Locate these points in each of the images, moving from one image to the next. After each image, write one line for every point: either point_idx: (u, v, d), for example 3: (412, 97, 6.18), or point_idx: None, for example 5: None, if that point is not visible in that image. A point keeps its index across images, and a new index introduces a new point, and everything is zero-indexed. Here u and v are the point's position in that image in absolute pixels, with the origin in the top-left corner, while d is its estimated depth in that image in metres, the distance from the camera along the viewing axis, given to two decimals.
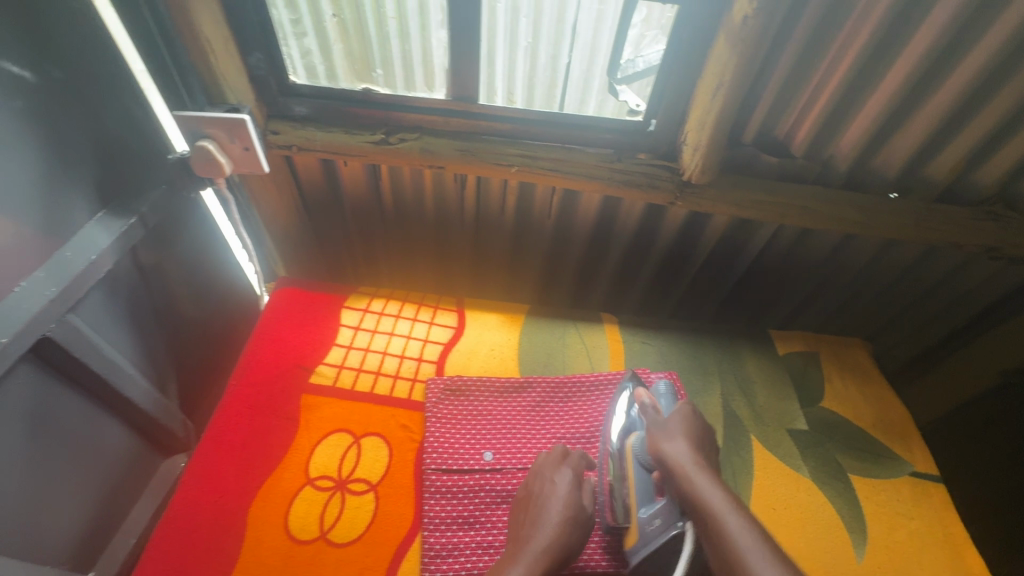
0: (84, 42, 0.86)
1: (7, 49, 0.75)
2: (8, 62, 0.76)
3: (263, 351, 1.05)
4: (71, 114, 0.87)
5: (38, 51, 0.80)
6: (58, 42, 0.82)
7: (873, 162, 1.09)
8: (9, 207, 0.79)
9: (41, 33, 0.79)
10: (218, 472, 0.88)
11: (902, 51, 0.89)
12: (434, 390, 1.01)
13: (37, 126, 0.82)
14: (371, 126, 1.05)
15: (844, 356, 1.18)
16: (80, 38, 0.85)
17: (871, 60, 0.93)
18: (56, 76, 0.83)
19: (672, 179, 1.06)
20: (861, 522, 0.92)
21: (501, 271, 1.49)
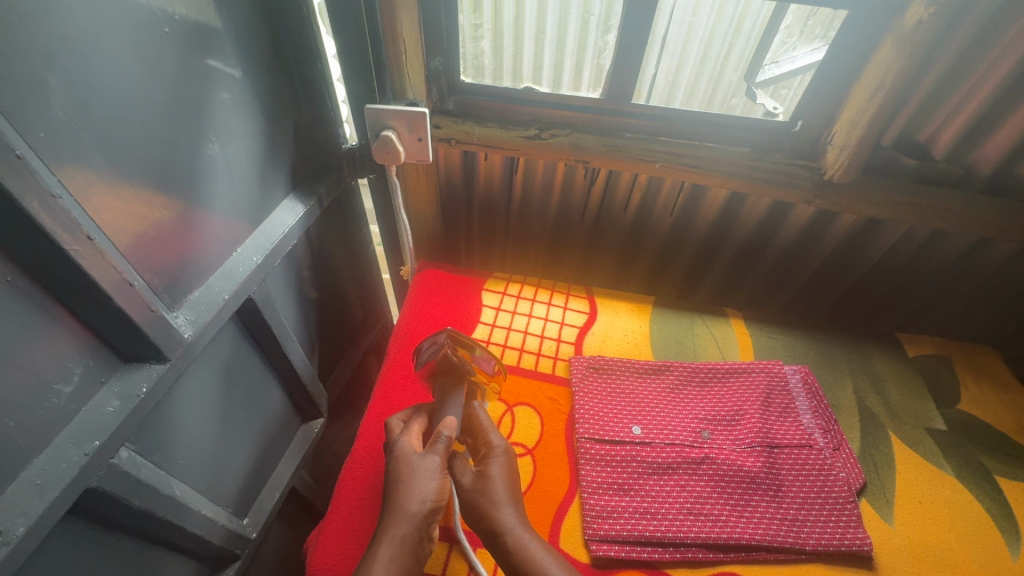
0: (296, 44, 0.99)
1: (228, 50, 0.87)
2: (224, 63, 0.87)
3: (418, 325, 1.15)
4: (274, 105, 1.00)
5: (247, 52, 0.91)
6: (277, 43, 0.97)
7: (1017, 170, 1.08)
8: (221, 185, 0.92)
9: (260, 35, 0.93)
10: None
11: None
12: (578, 368, 1.07)
13: (245, 116, 0.94)
14: (525, 123, 1.15)
15: (977, 362, 1.17)
16: (293, 41, 0.98)
17: None
18: (261, 74, 0.95)
19: (811, 178, 1.10)
20: (1012, 522, 0.91)
21: (612, 265, 1.56)
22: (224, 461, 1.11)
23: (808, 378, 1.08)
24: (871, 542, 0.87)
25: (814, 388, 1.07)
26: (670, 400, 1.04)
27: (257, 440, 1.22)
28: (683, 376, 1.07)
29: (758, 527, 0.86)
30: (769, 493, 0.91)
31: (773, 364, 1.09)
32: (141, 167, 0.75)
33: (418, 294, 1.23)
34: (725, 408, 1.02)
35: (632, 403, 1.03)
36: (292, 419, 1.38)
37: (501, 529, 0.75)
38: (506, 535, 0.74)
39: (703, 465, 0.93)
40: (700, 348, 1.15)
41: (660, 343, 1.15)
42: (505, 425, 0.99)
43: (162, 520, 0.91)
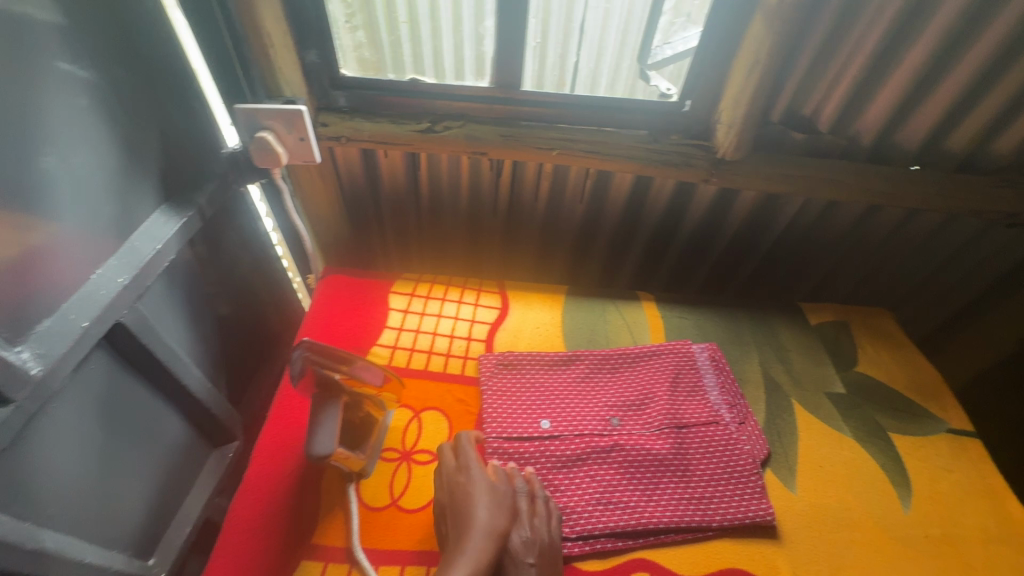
0: (155, 42, 0.91)
1: (71, 49, 0.78)
2: (69, 64, 0.78)
3: (318, 335, 1.09)
4: (139, 106, 0.91)
5: (97, 52, 0.82)
6: (134, 40, 0.88)
7: (895, 137, 1.14)
8: (77, 199, 0.83)
9: (111, 31, 0.84)
10: (289, 442, 0.93)
11: (924, 29, 0.93)
12: (487, 365, 1.05)
13: (102, 123, 0.85)
14: (416, 116, 1.11)
15: (873, 324, 1.22)
16: (149, 39, 0.90)
17: (894, 40, 0.97)
18: (120, 75, 0.87)
19: (706, 157, 1.11)
20: (904, 475, 0.95)
21: (531, 257, 1.54)
22: (113, 500, 1.00)
23: (716, 355, 1.09)
24: (773, 511, 0.89)
25: (722, 364, 1.08)
26: (582, 389, 1.03)
27: (154, 473, 1.12)
28: (594, 364, 1.07)
29: (667, 509, 0.87)
30: (678, 475, 0.91)
31: (681, 344, 1.10)
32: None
33: (320, 302, 1.16)
34: (635, 391, 1.02)
35: (542, 397, 1.01)
36: (201, 445, 1.27)
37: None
38: None
39: (614, 452, 0.93)
40: (611, 334, 1.14)
41: (572, 332, 1.14)
42: (411, 432, 0.96)
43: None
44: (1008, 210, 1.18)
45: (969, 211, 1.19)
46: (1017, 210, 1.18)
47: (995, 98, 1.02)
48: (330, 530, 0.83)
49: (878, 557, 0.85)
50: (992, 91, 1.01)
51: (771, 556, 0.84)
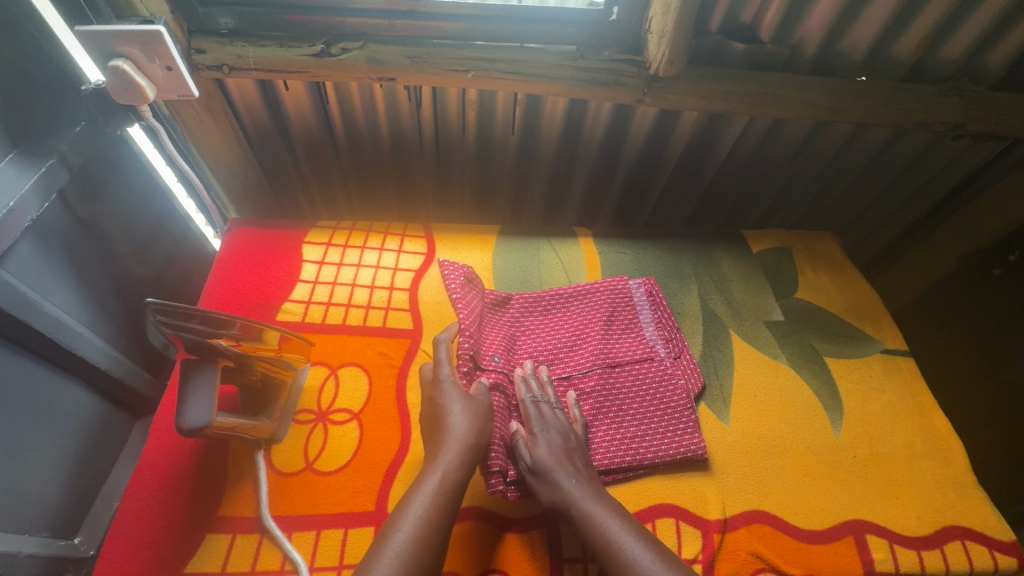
0: None
1: None
2: None
3: (222, 294, 0.99)
4: None
5: None
6: None
7: (841, 44, 1.05)
8: None
9: None
10: None
11: None
12: (453, 276, 1.03)
13: None
14: (309, 37, 0.96)
15: (815, 249, 1.18)
16: None
17: None
18: None
19: (638, 74, 1.01)
20: (836, 399, 0.95)
21: (468, 199, 1.44)
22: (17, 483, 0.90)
23: (653, 289, 1.04)
24: (705, 445, 0.87)
25: (658, 297, 1.03)
26: (527, 331, 0.97)
27: (69, 452, 1.00)
28: (543, 301, 1.01)
29: (600, 449, 0.84)
30: (613, 414, 0.88)
31: (617, 281, 1.04)
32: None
33: (228, 257, 1.05)
34: (579, 329, 0.97)
35: (495, 329, 0.96)
36: (126, 417, 1.16)
37: (568, 501, 0.73)
38: (574, 505, 0.72)
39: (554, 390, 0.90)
40: (544, 274, 1.08)
41: (503, 274, 1.07)
42: (327, 392, 0.89)
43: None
44: (956, 119, 1.12)
45: (916, 124, 1.13)
46: (964, 119, 1.12)
47: None
48: (239, 501, 0.77)
49: (806, 481, 0.85)
50: None
51: (700, 489, 0.83)
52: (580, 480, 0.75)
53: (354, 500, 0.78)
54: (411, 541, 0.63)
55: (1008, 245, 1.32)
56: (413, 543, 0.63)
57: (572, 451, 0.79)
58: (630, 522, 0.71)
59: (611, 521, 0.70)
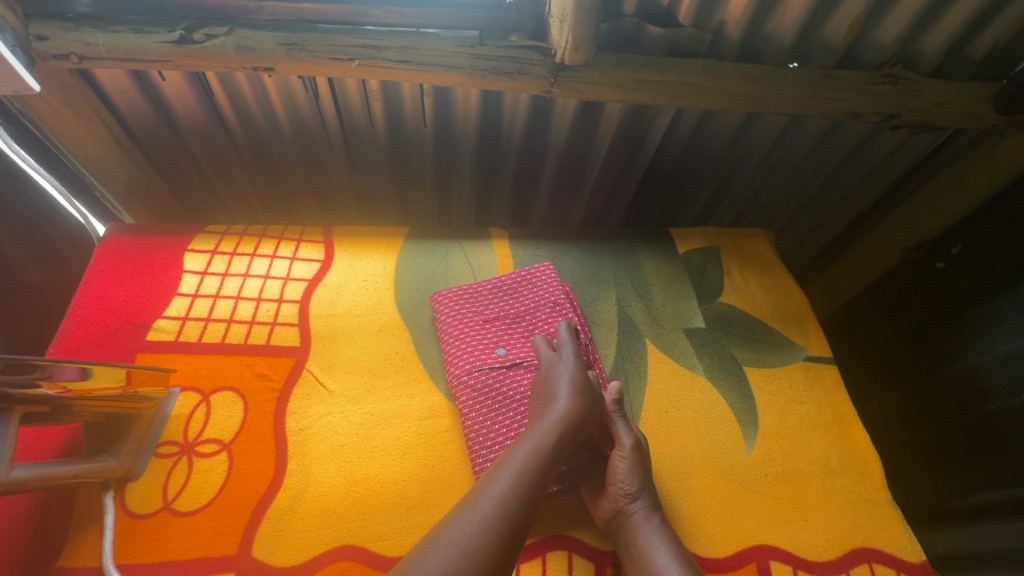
0: None
1: None
2: None
3: (87, 312, 0.89)
4: None
5: None
6: None
7: (766, 29, 0.97)
8: None
9: None
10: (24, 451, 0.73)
11: None
12: (544, 273, 0.99)
13: None
14: (167, 23, 0.85)
15: (745, 248, 1.12)
16: None
17: None
18: None
19: (543, 62, 0.92)
20: (752, 413, 0.89)
21: (390, 197, 1.34)
22: None
23: (568, 295, 0.96)
24: None
25: (574, 306, 0.96)
26: (497, 327, 0.91)
27: None
28: (529, 302, 0.95)
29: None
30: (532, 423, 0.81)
31: (531, 289, 0.96)
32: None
33: (97, 269, 0.95)
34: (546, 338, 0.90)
35: (496, 328, 0.91)
36: None
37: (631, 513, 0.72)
38: (637, 521, 0.71)
39: (484, 387, 0.83)
40: (451, 283, 1.00)
41: (406, 283, 0.99)
42: (196, 420, 0.81)
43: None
44: (891, 110, 1.05)
45: (850, 115, 1.06)
46: (899, 109, 1.05)
47: None
48: (78, 551, 0.69)
49: (712, 505, 0.80)
50: None
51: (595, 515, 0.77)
52: (647, 490, 0.74)
53: (214, 543, 0.71)
54: (500, 498, 0.61)
55: (951, 238, 1.26)
56: (502, 503, 0.61)
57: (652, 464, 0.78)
58: (680, 554, 0.68)
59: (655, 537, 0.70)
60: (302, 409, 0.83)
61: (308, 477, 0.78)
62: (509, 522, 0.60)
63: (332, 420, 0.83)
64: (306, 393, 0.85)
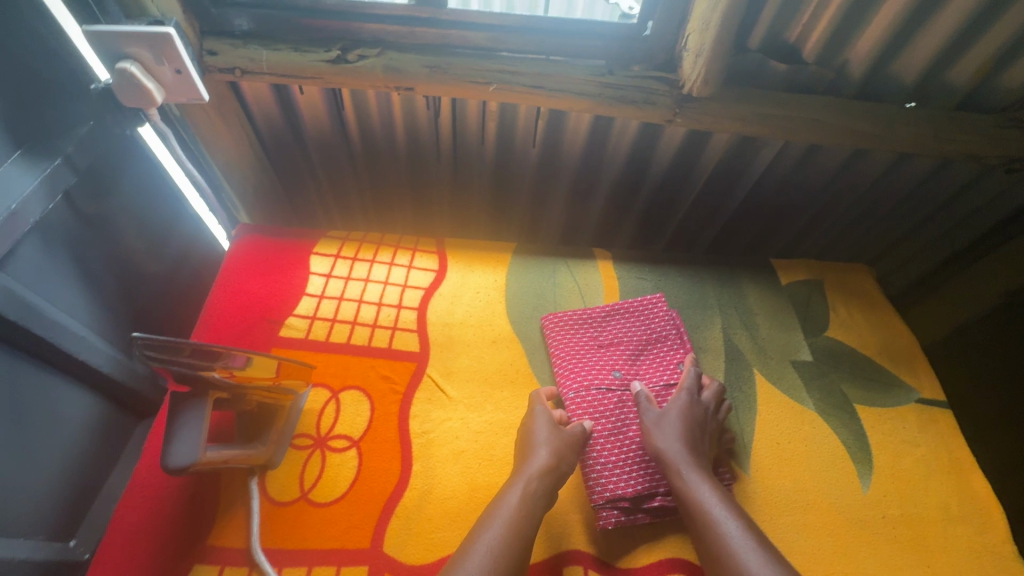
0: None
1: None
2: None
3: (225, 305, 0.96)
4: None
5: None
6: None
7: (889, 69, 0.97)
8: None
9: None
10: None
11: None
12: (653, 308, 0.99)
13: None
14: (325, 42, 0.92)
15: (849, 283, 1.11)
16: None
17: None
18: None
19: (670, 93, 0.95)
20: (865, 451, 0.88)
21: (483, 211, 1.39)
22: None
23: (676, 324, 0.97)
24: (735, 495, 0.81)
25: (683, 335, 0.96)
26: (610, 352, 0.93)
27: None
28: (649, 331, 0.96)
29: (624, 478, 0.79)
30: (624, 410, 0.86)
31: (640, 316, 0.98)
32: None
33: (231, 265, 1.02)
34: (661, 366, 0.92)
35: (602, 355, 0.93)
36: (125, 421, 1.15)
37: (680, 486, 0.73)
38: (683, 486, 0.73)
39: (597, 404, 0.85)
40: (559, 298, 1.03)
41: (516, 298, 1.02)
42: (326, 416, 0.85)
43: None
44: (1011, 153, 1.04)
45: (968, 156, 1.05)
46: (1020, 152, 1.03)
47: (1011, 20, 0.84)
48: (225, 531, 0.74)
49: (828, 541, 0.79)
50: (1009, 12, 0.83)
51: None
52: (695, 465, 0.75)
53: (349, 536, 0.74)
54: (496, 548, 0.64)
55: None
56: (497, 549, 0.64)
57: (704, 434, 0.80)
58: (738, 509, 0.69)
59: (713, 504, 0.70)
60: (424, 412, 0.87)
61: (433, 479, 0.80)
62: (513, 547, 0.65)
63: (452, 426, 0.86)
64: (427, 398, 0.88)
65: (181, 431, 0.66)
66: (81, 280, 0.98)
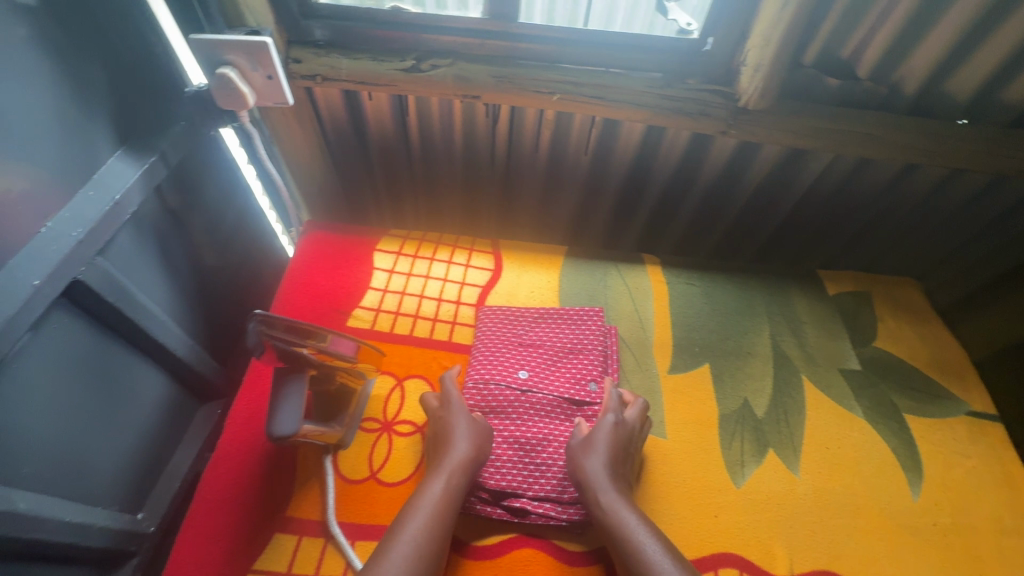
0: None
1: None
2: None
3: (296, 295, 1.02)
4: (65, 28, 0.79)
5: None
6: (102, 20, 0.84)
7: (943, 86, 0.99)
8: (21, 151, 0.76)
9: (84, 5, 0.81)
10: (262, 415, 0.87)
11: None
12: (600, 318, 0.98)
13: (45, 54, 0.77)
14: (400, 52, 0.98)
15: (896, 296, 1.13)
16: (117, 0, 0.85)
17: None
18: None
19: (726, 105, 0.99)
20: (916, 460, 0.89)
21: (530, 215, 1.44)
22: (82, 461, 0.96)
23: (609, 336, 0.97)
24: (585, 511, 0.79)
25: (611, 348, 0.97)
26: (527, 352, 0.94)
27: (136, 430, 1.09)
28: (574, 339, 0.96)
29: (541, 479, 0.81)
30: (521, 411, 0.87)
31: (585, 322, 0.98)
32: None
33: (299, 259, 1.08)
34: (573, 378, 0.91)
35: (514, 355, 0.93)
36: (188, 399, 1.24)
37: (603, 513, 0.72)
38: (604, 512, 0.71)
39: (492, 402, 0.87)
40: (611, 300, 1.07)
41: (570, 298, 1.06)
42: (392, 402, 0.90)
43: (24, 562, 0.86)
44: None
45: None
46: None
47: None
48: (303, 504, 0.79)
49: (878, 546, 0.81)
50: None
51: (766, 541, 0.80)
52: (608, 491, 0.73)
53: None
54: (418, 549, 0.64)
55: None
56: (415, 553, 0.64)
57: (622, 454, 0.79)
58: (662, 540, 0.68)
59: (635, 532, 0.68)
60: None
61: None
62: (433, 547, 0.65)
63: None
64: None
65: (282, 405, 0.75)
66: (166, 270, 1.07)
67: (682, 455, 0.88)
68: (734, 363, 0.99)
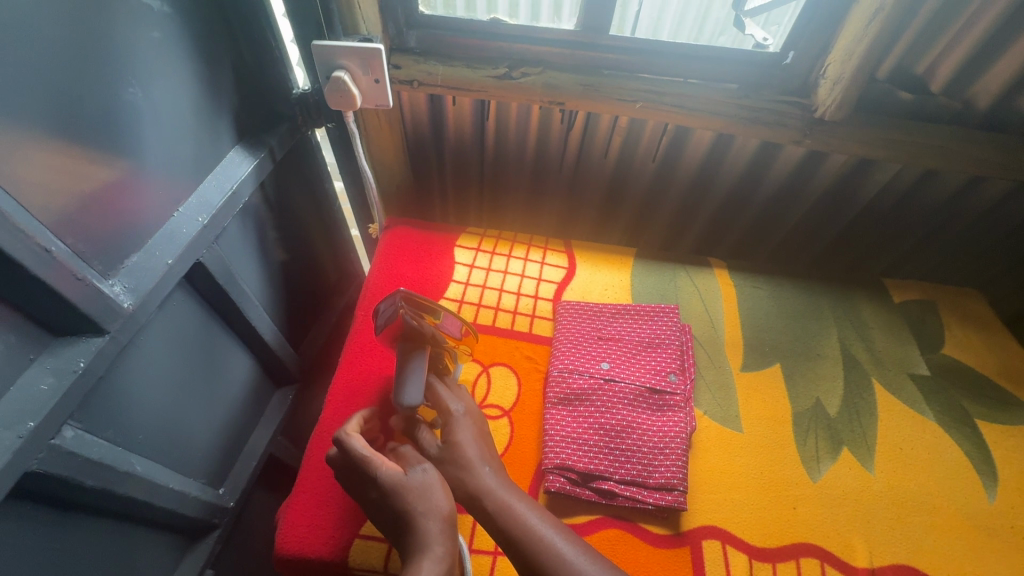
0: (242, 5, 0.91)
1: None
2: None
3: (385, 284, 1.09)
4: (202, 33, 0.88)
5: None
6: (234, 26, 0.94)
7: (1016, 103, 1.02)
8: (160, 143, 0.84)
9: (220, 13, 0.91)
10: (359, 394, 0.93)
11: None
12: (670, 315, 1.03)
13: (186, 56, 0.85)
14: (493, 61, 1.05)
15: (962, 306, 1.15)
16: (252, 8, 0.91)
17: None
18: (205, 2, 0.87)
19: (802, 115, 1.03)
20: (990, 465, 0.91)
21: (590, 218, 1.49)
22: (184, 434, 1.03)
23: (684, 333, 1.02)
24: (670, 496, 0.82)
25: (687, 346, 1.01)
26: (609, 346, 0.99)
27: (225, 408, 1.16)
28: (652, 335, 1.01)
29: (626, 464, 0.85)
30: (604, 400, 0.92)
31: (662, 320, 1.03)
32: (33, 105, 0.63)
33: (383, 251, 1.15)
34: (653, 371, 0.95)
35: (596, 349, 0.99)
36: (265, 382, 1.31)
37: (496, 510, 0.70)
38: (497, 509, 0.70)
39: (577, 390, 0.92)
40: (682, 299, 1.11)
41: (642, 297, 1.10)
42: (480, 387, 0.95)
43: (127, 524, 0.92)
44: None
45: None
46: None
47: None
48: None
49: (956, 544, 0.83)
50: None
51: (845, 534, 0.83)
52: (506, 492, 0.72)
53: None
54: None
55: None
56: None
57: (489, 455, 0.78)
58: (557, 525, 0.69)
59: (544, 526, 0.68)
60: None
61: None
62: None
63: None
64: None
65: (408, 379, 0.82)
66: (260, 258, 1.15)
67: (759, 448, 0.91)
68: (805, 364, 1.02)
